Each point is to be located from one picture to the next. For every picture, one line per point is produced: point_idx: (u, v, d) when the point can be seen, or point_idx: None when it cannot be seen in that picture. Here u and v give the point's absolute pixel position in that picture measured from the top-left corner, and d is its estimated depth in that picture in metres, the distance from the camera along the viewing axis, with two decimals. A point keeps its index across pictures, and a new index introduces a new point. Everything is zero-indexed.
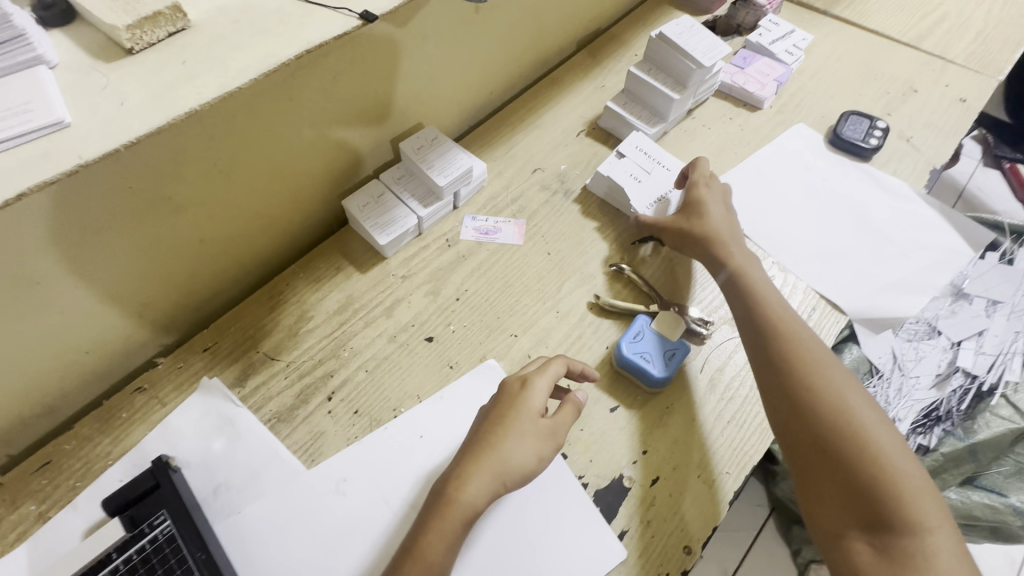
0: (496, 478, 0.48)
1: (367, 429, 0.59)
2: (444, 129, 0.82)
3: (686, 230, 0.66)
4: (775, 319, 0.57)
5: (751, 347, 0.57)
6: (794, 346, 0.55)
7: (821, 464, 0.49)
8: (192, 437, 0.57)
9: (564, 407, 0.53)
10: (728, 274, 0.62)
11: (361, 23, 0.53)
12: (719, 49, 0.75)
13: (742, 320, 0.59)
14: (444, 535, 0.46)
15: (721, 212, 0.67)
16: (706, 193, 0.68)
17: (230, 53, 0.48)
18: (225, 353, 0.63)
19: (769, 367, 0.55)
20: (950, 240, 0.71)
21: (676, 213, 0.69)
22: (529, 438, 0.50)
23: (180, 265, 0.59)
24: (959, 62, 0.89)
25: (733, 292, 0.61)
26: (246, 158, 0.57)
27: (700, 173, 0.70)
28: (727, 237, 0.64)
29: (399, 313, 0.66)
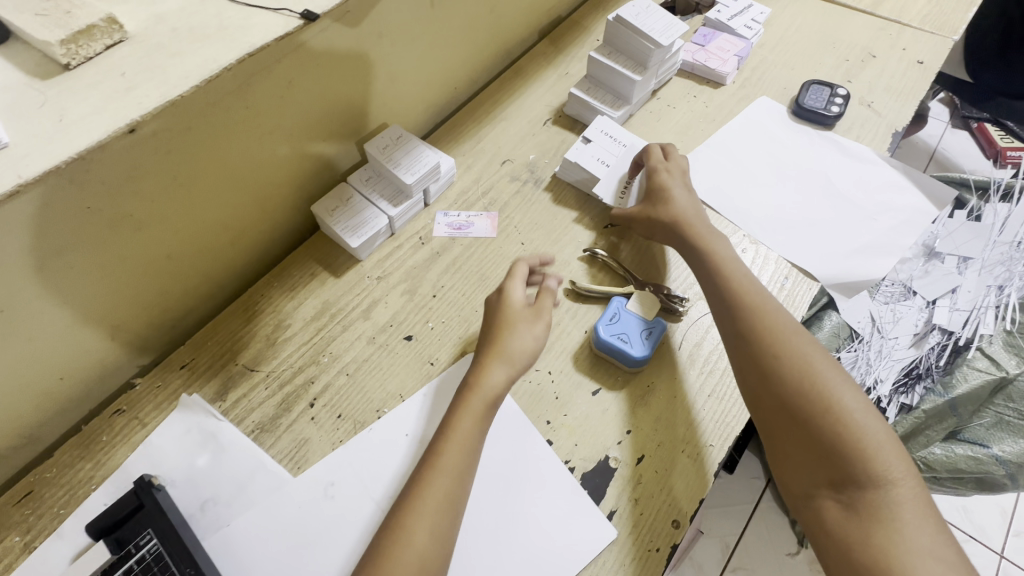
0: (510, 366, 0.55)
1: (351, 433, 0.58)
2: (411, 128, 0.81)
3: (653, 218, 0.66)
4: (740, 292, 0.58)
5: (721, 320, 0.58)
6: (760, 316, 0.56)
7: (788, 428, 0.50)
8: (175, 454, 0.57)
9: (544, 291, 0.60)
10: (699, 254, 0.62)
11: (304, 23, 0.52)
12: (677, 27, 0.75)
13: (712, 295, 0.60)
14: (475, 425, 0.51)
15: (682, 193, 0.67)
16: (666, 179, 0.68)
17: (170, 62, 0.47)
18: (203, 368, 0.62)
19: (736, 338, 0.56)
20: (913, 199, 0.72)
21: (641, 203, 0.69)
22: (524, 324, 0.57)
23: (149, 283, 0.58)
24: (915, 25, 0.90)
25: (702, 267, 0.62)
26: (207, 169, 0.56)
27: (655, 159, 0.70)
28: (696, 218, 0.65)
29: (377, 314, 0.66)
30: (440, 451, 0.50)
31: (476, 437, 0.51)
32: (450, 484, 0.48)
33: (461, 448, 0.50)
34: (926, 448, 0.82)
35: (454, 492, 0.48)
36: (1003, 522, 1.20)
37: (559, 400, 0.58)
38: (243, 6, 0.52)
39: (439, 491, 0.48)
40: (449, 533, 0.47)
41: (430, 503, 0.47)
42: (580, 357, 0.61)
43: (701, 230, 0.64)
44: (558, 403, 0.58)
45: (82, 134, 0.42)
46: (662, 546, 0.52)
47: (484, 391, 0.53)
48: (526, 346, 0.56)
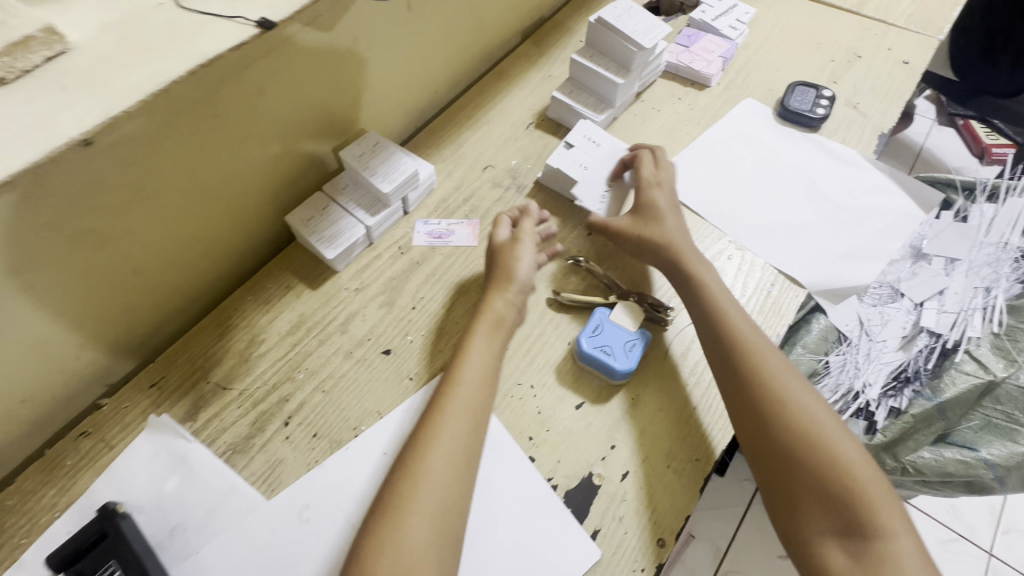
0: (512, 277, 0.61)
1: (327, 452, 0.56)
2: (390, 133, 0.79)
3: (642, 236, 0.65)
4: (733, 330, 0.57)
5: (714, 361, 0.57)
6: (754, 357, 0.55)
7: (792, 475, 0.49)
8: (143, 478, 0.55)
9: (523, 215, 0.67)
10: (692, 286, 0.61)
11: (260, 32, 0.50)
12: (660, 28, 0.74)
13: (703, 331, 0.58)
14: (485, 337, 0.57)
15: (672, 213, 0.66)
16: (656, 197, 0.67)
17: (117, 76, 0.45)
18: (173, 387, 0.60)
19: (734, 379, 0.54)
20: (899, 202, 0.71)
21: (630, 216, 0.67)
22: (513, 243, 0.63)
23: (115, 300, 0.56)
24: (901, 24, 0.89)
25: (692, 299, 0.60)
26: (175, 182, 0.54)
27: (646, 171, 0.69)
28: (686, 245, 0.64)
29: (355, 328, 0.64)
30: (455, 372, 0.55)
31: (490, 350, 0.57)
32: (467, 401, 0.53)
33: (476, 362, 0.55)
34: (915, 452, 0.82)
35: (472, 408, 0.52)
36: (993, 520, 1.20)
37: (541, 415, 0.57)
38: (191, 14, 0.50)
39: (457, 407, 0.52)
40: (473, 439, 0.51)
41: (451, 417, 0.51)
42: (563, 370, 0.60)
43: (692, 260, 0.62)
44: (541, 418, 0.57)
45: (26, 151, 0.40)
46: (647, 566, 0.50)
47: (490, 308, 0.59)
48: (522, 259, 0.62)
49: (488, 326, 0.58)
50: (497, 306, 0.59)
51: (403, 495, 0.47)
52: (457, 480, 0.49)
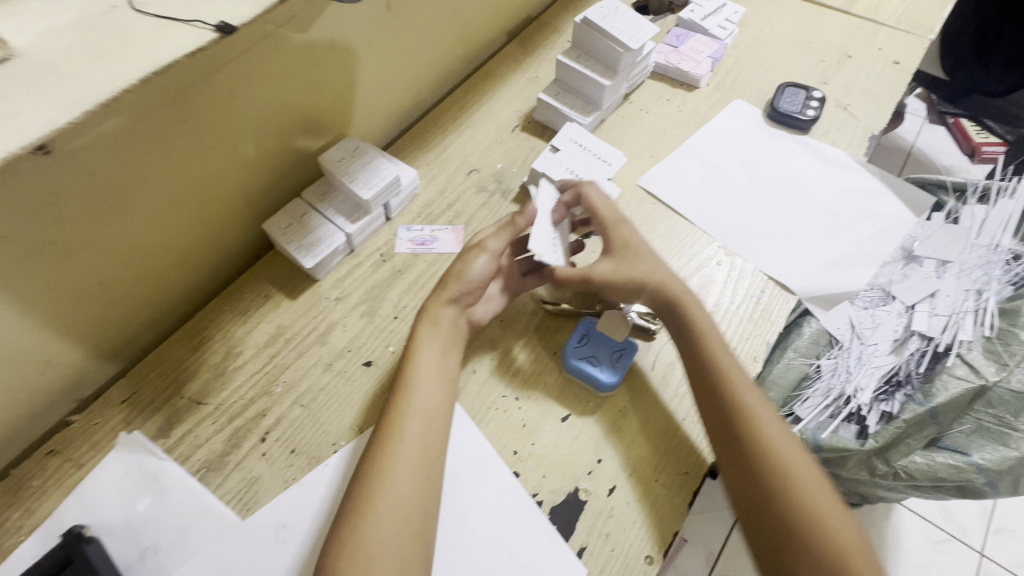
0: (455, 282, 0.58)
1: (306, 469, 0.55)
2: (372, 137, 0.77)
3: (638, 278, 0.58)
4: (736, 390, 0.53)
5: (715, 425, 0.53)
6: (757, 422, 0.52)
7: (795, 558, 0.48)
8: (113, 499, 0.53)
9: (502, 228, 0.61)
10: (694, 336, 0.56)
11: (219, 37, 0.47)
12: (647, 29, 0.72)
13: (703, 386, 0.54)
14: (431, 339, 0.55)
15: (647, 248, 0.62)
16: (626, 233, 0.62)
17: (62, 81, 0.42)
18: (146, 402, 0.58)
19: (737, 443, 0.51)
20: (891, 206, 0.70)
21: (610, 261, 0.60)
22: (470, 252, 0.60)
23: (81, 314, 0.54)
24: (891, 23, 0.88)
25: (690, 350, 0.56)
26: (141, 190, 0.52)
27: (605, 213, 0.63)
28: (676, 281, 0.59)
29: (335, 339, 0.62)
30: (407, 377, 0.53)
31: (441, 352, 0.55)
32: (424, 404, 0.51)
33: (430, 365, 0.54)
34: (906, 456, 0.78)
35: (430, 412, 0.51)
36: (984, 520, 1.20)
37: (527, 428, 0.55)
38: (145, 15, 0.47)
39: (414, 413, 0.51)
40: (434, 442, 0.50)
41: (410, 424, 0.50)
42: (549, 381, 0.58)
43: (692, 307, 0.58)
44: (526, 431, 0.55)
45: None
46: None
47: (430, 311, 0.57)
48: (472, 269, 0.58)
49: (430, 329, 0.56)
50: (433, 308, 0.57)
51: (363, 507, 0.46)
52: (419, 487, 0.48)
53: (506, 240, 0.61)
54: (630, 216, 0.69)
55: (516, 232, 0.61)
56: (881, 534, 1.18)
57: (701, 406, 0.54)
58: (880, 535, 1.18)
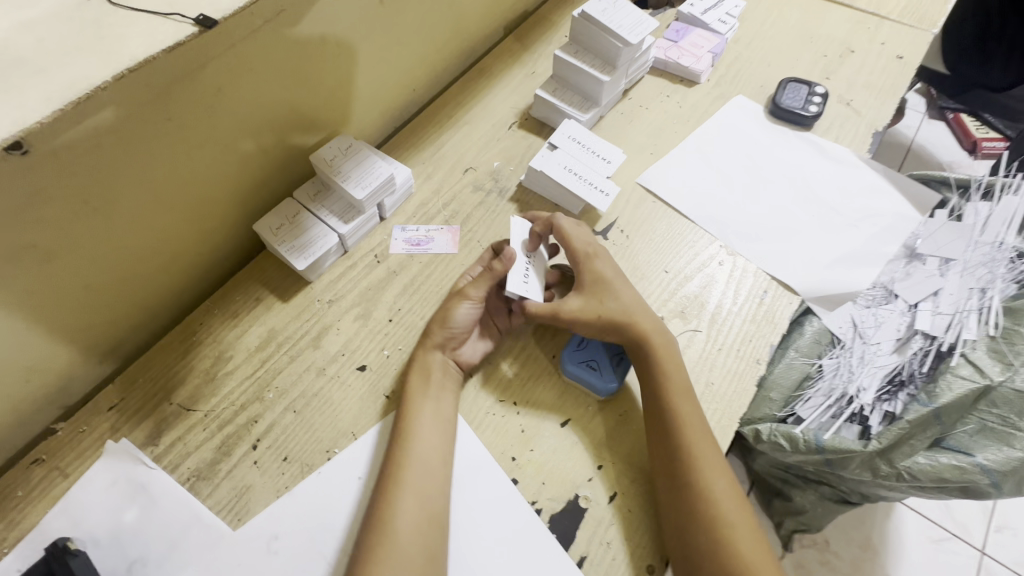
0: (439, 329, 0.56)
1: (298, 477, 0.53)
2: (366, 135, 0.76)
3: (607, 317, 0.55)
4: (690, 436, 0.50)
5: (660, 459, 0.51)
6: (708, 473, 0.49)
7: None
8: (100, 510, 0.51)
9: (482, 274, 0.58)
10: (659, 376, 0.53)
11: (199, 31, 0.46)
12: (646, 23, 0.71)
13: (658, 429, 0.51)
14: (424, 390, 0.53)
15: (623, 282, 0.58)
16: (602, 266, 0.59)
17: (33, 79, 0.40)
18: (134, 409, 0.56)
19: (682, 491, 0.48)
20: (895, 204, 0.69)
21: (582, 298, 0.57)
22: (453, 299, 0.58)
23: (66, 320, 0.52)
24: (894, 17, 0.87)
25: (650, 389, 0.53)
26: (125, 191, 0.50)
27: (578, 247, 0.59)
28: (652, 320, 0.56)
29: (328, 343, 0.61)
30: (404, 425, 0.51)
31: (440, 401, 0.53)
32: (426, 456, 0.50)
33: (428, 415, 0.52)
34: (909, 457, 0.76)
35: (431, 463, 0.50)
36: (985, 518, 1.20)
37: (525, 434, 0.54)
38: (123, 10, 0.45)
39: (416, 467, 0.49)
40: (439, 493, 0.49)
41: (413, 477, 0.48)
42: (547, 386, 0.57)
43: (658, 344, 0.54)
44: (524, 437, 0.54)
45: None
46: None
47: (419, 361, 0.55)
48: (455, 317, 0.56)
49: (421, 384, 0.53)
50: (421, 359, 0.55)
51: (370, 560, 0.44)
52: (427, 542, 0.46)
53: (487, 287, 0.58)
54: (629, 215, 0.68)
55: (494, 279, 0.58)
56: (881, 533, 1.17)
57: (653, 447, 0.51)
58: (881, 533, 1.17)
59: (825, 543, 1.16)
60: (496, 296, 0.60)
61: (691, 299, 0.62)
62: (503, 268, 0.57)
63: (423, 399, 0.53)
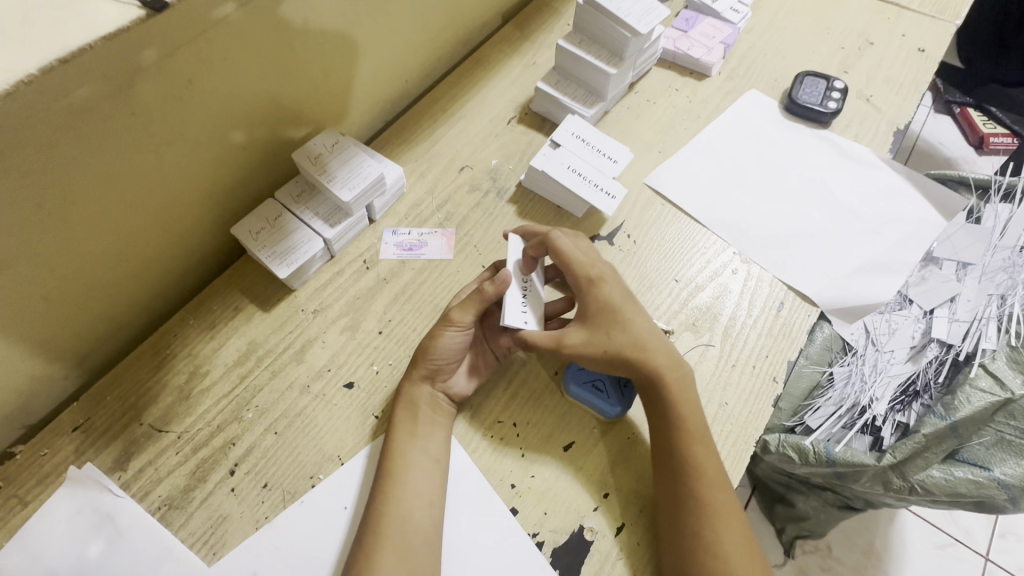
0: (423, 360, 0.51)
1: (279, 507, 0.49)
2: (355, 129, 0.71)
3: (614, 352, 0.49)
4: (703, 483, 0.46)
5: (667, 501, 0.46)
6: (721, 524, 0.45)
7: None
8: (62, 543, 0.47)
9: (471, 297, 0.52)
10: (675, 414, 0.48)
11: (145, 13, 0.39)
12: (656, 10, 0.65)
13: (667, 471, 0.47)
14: (412, 429, 0.49)
15: (634, 309, 0.51)
16: (609, 291, 0.51)
17: None
18: (101, 430, 0.52)
19: (696, 542, 0.44)
20: (920, 209, 0.65)
21: (585, 329, 0.51)
22: (438, 324, 0.52)
23: (21, 334, 0.47)
24: (915, 7, 0.82)
25: (660, 427, 0.48)
26: (83, 194, 0.45)
27: (579, 272, 0.52)
28: (665, 356, 0.50)
29: (312, 357, 0.56)
30: (391, 469, 0.47)
31: (428, 440, 0.49)
32: (412, 511, 0.46)
33: (416, 456, 0.48)
34: (924, 470, 0.73)
35: (415, 517, 0.46)
36: (990, 524, 1.17)
37: (525, 459, 0.50)
38: None
39: (399, 518, 0.45)
40: (426, 544, 0.45)
41: (397, 530, 0.45)
42: (549, 406, 0.53)
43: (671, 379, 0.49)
44: (524, 462, 0.50)
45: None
46: None
47: (405, 394, 0.50)
48: (438, 347, 0.51)
49: (407, 419, 0.49)
50: (408, 391, 0.51)
51: None
52: None
53: (476, 311, 0.52)
54: (636, 219, 0.64)
55: (484, 302, 0.52)
56: (884, 538, 1.15)
57: (662, 489, 0.47)
58: (884, 539, 1.15)
59: (827, 549, 1.14)
60: (490, 317, 0.56)
61: (702, 311, 0.58)
62: (494, 290, 0.51)
63: (412, 438, 0.49)
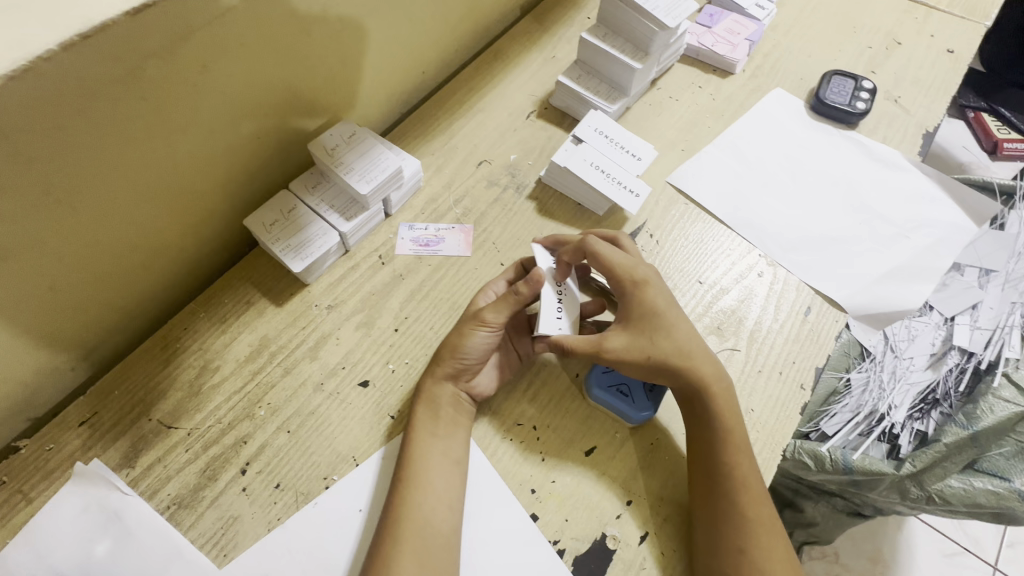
0: (449, 357, 0.50)
1: (291, 508, 0.48)
2: (370, 120, 0.69)
3: (658, 360, 0.48)
4: (745, 496, 0.45)
5: (706, 513, 0.45)
6: (764, 537, 0.44)
7: None
8: (69, 541, 0.46)
9: (505, 297, 0.51)
10: (720, 425, 0.47)
11: None
12: (684, 4, 0.64)
13: (705, 484, 0.46)
14: (433, 427, 0.48)
15: (677, 314, 0.50)
16: (654, 296, 0.50)
17: None
18: (108, 425, 0.51)
19: (740, 558, 0.43)
20: (950, 214, 0.63)
21: (627, 334, 0.49)
22: (468, 322, 0.51)
23: (26, 325, 0.46)
24: (943, 8, 0.80)
25: (701, 438, 0.47)
26: (92, 182, 0.44)
27: (622, 274, 0.51)
28: (707, 365, 0.48)
29: (326, 354, 0.55)
30: (410, 470, 0.46)
31: (449, 442, 0.48)
32: (430, 514, 0.44)
33: (435, 458, 0.47)
34: (942, 480, 0.70)
35: (433, 520, 0.44)
36: (999, 534, 1.16)
37: (546, 464, 0.49)
38: None
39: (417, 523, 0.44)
40: (446, 551, 0.44)
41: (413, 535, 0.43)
42: (570, 410, 0.51)
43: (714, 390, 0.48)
44: (546, 466, 0.49)
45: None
46: None
47: (427, 391, 0.49)
48: (468, 346, 0.50)
49: (428, 418, 0.48)
50: (430, 388, 0.49)
51: None
52: None
53: (509, 313, 0.51)
54: (659, 219, 0.62)
55: (518, 304, 0.51)
56: (892, 545, 1.14)
57: (700, 500, 0.46)
58: (892, 546, 1.14)
59: (835, 556, 1.13)
60: (518, 317, 0.54)
61: (727, 314, 0.56)
62: (530, 292, 0.50)
63: (433, 437, 0.48)
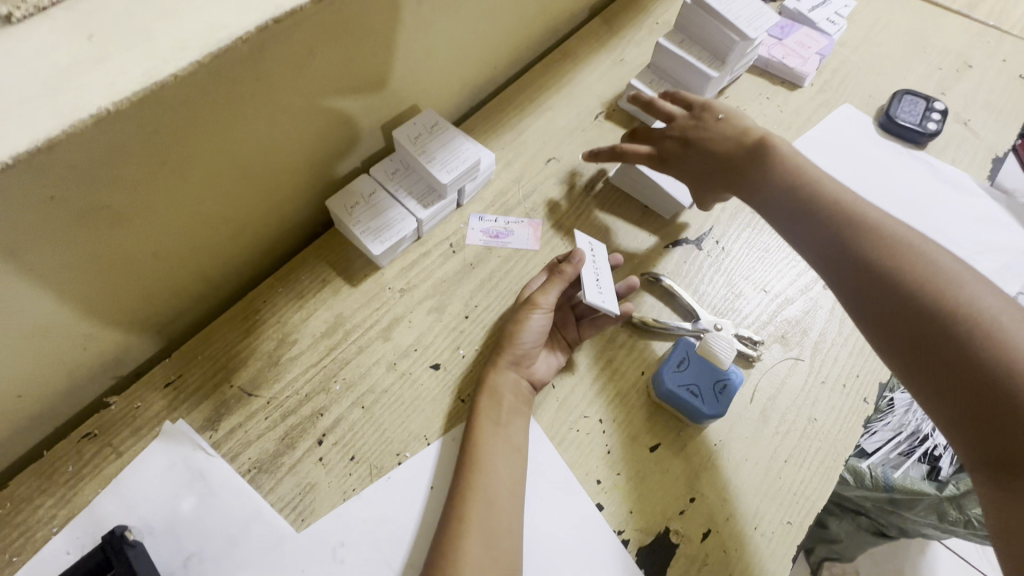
0: (509, 346, 0.52)
1: (366, 480, 0.50)
2: (443, 112, 0.70)
3: (713, 132, 0.61)
4: (827, 193, 0.54)
5: (804, 223, 0.54)
6: (864, 210, 0.52)
7: (893, 315, 0.46)
8: (156, 496, 0.48)
9: (551, 279, 0.55)
10: (795, 165, 0.56)
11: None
12: (764, 16, 0.64)
13: (796, 198, 0.55)
14: (497, 415, 0.49)
15: (739, 112, 0.62)
16: (717, 103, 0.63)
17: None
18: (191, 389, 0.53)
19: (842, 220, 0.52)
20: (1018, 240, 0.64)
21: (687, 121, 0.63)
22: (522, 309, 0.54)
23: (132, 285, 0.48)
24: (1016, 33, 0.80)
25: (822, 231, 0.52)
26: (208, 156, 0.46)
27: (693, 99, 0.64)
28: (761, 131, 0.60)
29: (399, 335, 0.56)
30: (477, 453, 0.48)
31: (514, 432, 0.49)
32: (497, 496, 0.46)
33: (498, 444, 0.48)
34: None
35: (499, 504, 0.46)
36: None
37: (611, 456, 0.50)
38: None
39: (484, 504, 0.45)
40: (508, 535, 0.45)
41: (482, 516, 0.44)
42: (636, 406, 0.53)
43: (891, 261, 0.48)
44: (611, 459, 0.50)
45: (7, 133, 0.28)
46: None
47: (490, 382, 0.51)
48: (525, 330, 0.53)
49: (491, 406, 0.50)
50: (493, 378, 0.51)
51: None
52: None
53: (558, 292, 0.55)
54: (725, 226, 0.64)
55: (563, 282, 0.55)
56: None
57: (794, 204, 0.55)
58: None
59: None
60: (563, 305, 0.58)
61: (791, 324, 0.58)
62: (575, 270, 0.55)
63: (496, 424, 0.49)
